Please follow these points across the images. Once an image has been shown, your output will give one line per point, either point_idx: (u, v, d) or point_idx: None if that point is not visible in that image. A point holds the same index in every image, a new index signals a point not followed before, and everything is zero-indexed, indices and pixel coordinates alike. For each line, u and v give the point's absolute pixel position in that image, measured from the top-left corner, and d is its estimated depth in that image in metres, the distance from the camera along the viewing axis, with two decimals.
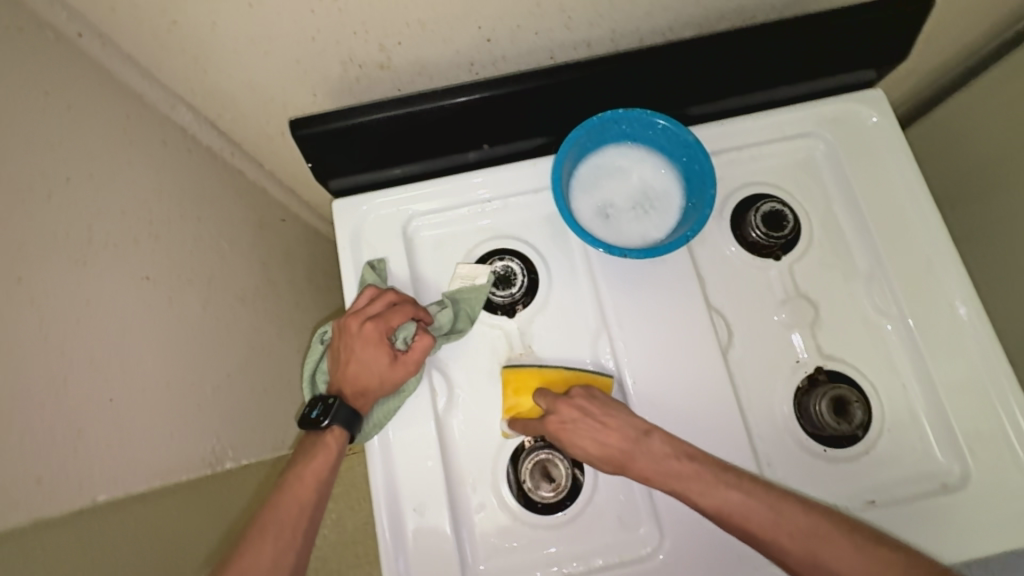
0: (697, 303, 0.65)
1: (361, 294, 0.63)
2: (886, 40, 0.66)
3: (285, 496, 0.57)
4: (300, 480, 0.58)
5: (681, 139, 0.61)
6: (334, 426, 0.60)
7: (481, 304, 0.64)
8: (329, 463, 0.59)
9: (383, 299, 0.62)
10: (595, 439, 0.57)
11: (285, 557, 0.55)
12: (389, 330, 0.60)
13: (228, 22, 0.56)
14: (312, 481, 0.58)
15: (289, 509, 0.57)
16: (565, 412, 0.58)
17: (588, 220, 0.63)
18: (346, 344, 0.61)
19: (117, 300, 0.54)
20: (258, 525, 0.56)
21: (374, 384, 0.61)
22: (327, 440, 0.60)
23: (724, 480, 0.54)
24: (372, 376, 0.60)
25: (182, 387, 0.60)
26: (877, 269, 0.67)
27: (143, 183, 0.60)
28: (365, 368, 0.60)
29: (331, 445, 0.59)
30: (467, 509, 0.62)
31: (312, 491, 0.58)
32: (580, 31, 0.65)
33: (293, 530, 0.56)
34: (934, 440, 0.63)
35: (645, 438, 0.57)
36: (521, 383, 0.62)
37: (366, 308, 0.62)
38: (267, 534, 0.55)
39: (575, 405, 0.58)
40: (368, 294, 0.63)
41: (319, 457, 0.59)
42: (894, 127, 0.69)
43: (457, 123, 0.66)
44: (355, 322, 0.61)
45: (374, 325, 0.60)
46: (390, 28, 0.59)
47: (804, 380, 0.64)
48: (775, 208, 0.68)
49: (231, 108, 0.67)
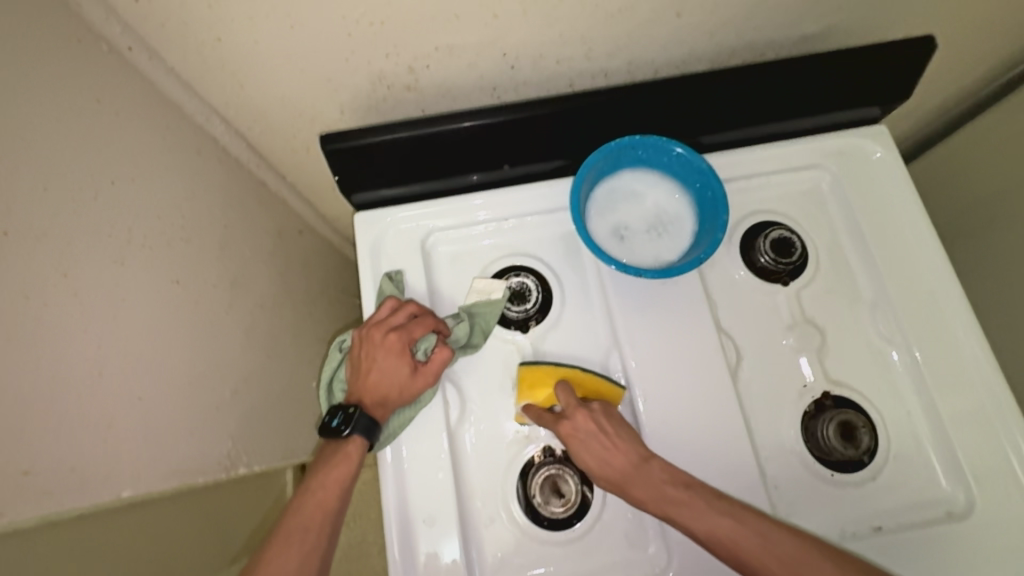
0: (706, 326, 0.66)
1: (382, 304, 0.64)
2: (889, 80, 0.70)
3: (308, 502, 0.58)
4: (322, 487, 0.59)
5: (696, 166, 0.64)
6: (354, 436, 0.60)
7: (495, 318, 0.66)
8: (349, 472, 0.60)
9: (404, 311, 0.63)
10: (607, 453, 0.57)
11: (309, 564, 0.55)
12: (411, 341, 0.62)
13: (272, 41, 0.58)
14: (335, 489, 0.59)
15: (313, 516, 0.57)
16: (582, 420, 0.58)
17: (604, 240, 0.65)
18: (366, 354, 0.62)
19: (149, 300, 0.55)
20: (283, 531, 0.56)
21: (393, 394, 0.61)
22: (348, 449, 0.60)
23: (719, 503, 0.54)
24: (392, 386, 0.61)
25: (203, 389, 0.61)
26: (882, 299, 0.68)
27: (177, 188, 0.61)
28: (386, 379, 0.61)
29: (352, 455, 0.60)
30: (477, 523, 0.62)
31: (334, 498, 0.58)
32: (599, 62, 0.69)
33: (317, 536, 0.57)
34: (940, 470, 0.63)
35: (647, 462, 0.57)
36: (538, 374, 0.63)
37: (388, 319, 0.63)
38: (293, 539, 0.56)
39: (593, 418, 0.58)
40: (389, 305, 0.64)
41: (340, 466, 0.59)
42: (896, 162, 0.72)
43: (479, 143, 0.68)
44: (377, 332, 0.62)
45: (397, 336, 0.61)
46: (421, 51, 0.62)
47: (812, 404, 0.65)
48: (783, 236, 0.70)
49: (263, 121, 0.70)
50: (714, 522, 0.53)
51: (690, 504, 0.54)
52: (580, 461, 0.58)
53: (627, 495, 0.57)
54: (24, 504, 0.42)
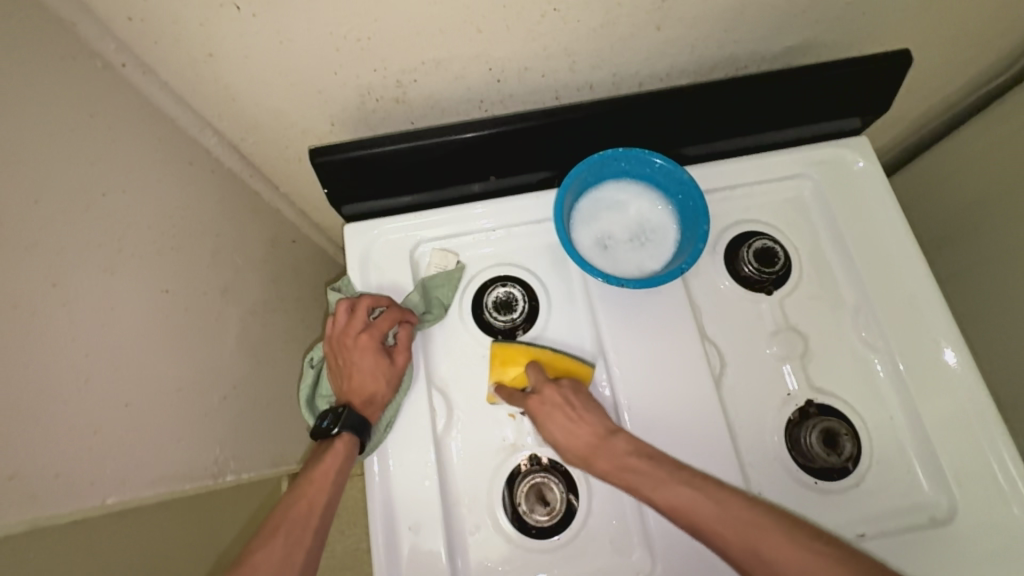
0: (690, 335, 0.67)
1: (337, 309, 0.65)
2: (868, 92, 0.71)
3: (295, 498, 0.59)
4: (310, 482, 0.59)
5: (677, 177, 0.65)
6: (343, 433, 0.61)
7: (450, 293, 0.69)
8: (338, 465, 0.60)
9: (363, 308, 0.65)
10: (574, 425, 0.60)
11: (295, 555, 0.55)
12: (381, 334, 0.63)
13: (262, 57, 0.60)
14: (323, 483, 0.59)
15: (300, 509, 0.58)
16: (550, 394, 0.61)
17: (588, 249, 0.66)
18: (345, 360, 0.64)
19: (139, 308, 0.56)
20: (270, 523, 0.57)
21: (378, 386, 0.63)
22: (337, 446, 0.60)
23: (679, 473, 0.56)
24: (374, 380, 0.63)
25: (192, 397, 0.62)
26: (864, 307, 0.69)
27: (168, 199, 0.63)
28: (368, 377, 0.63)
29: (341, 450, 0.60)
30: (462, 531, 0.63)
31: (323, 492, 0.59)
32: (584, 75, 0.70)
33: (303, 529, 0.57)
34: (923, 476, 0.64)
35: (612, 436, 0.59)
36: (512, 354, 0.65)
37: (351, 322, 0.64)
38: (278, 531, 0.56)
39: (561, 392, 0.61)
40: (345, 308, 0.65)
41: (328, 461, 0.60)
42: (877, 172, 0.73)
43: (466, 155, 0.70)
44: (349, 337, 0.64)
45: (367, 335, 0.63)
46: (408, 65, 0.64)
47: (795, 412, 0.66)
48: (766, 245, 0.71)
49: (255, 133, 0.71)
50: (676, 493, 0.55)
51: (653, 474, 0.56)
52: (549, 435, 0.60)
53: (595, 468, 0.59)
54: (10, 509, 0.43)
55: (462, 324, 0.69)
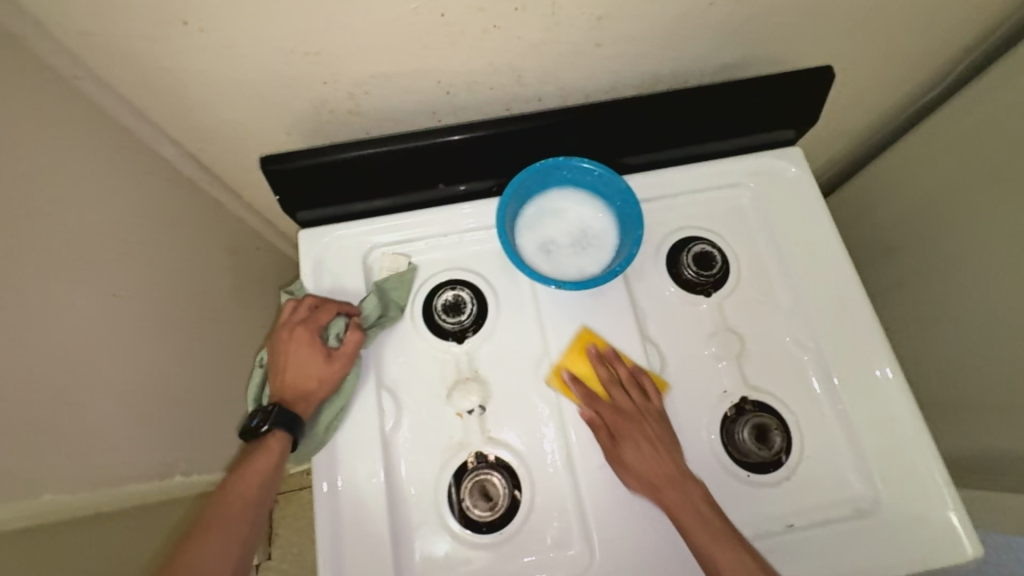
0: (630, 335, 0.70)
1: (282, 308, 0.69)
2: (797, 105, 0.76)
3: (229, 494, 0.60)
4: (242, 478, 0.60)
5: (615, 184, 0.68)
6: (275, 430, 0.63)
7: (405, 294, 0.72)
8: (272, 462, 0.62)
9: (305, 305, 0.68)
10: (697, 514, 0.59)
11: (230, 549, 0.57)
12: (317, 328, 0.66)
13: (214, 70, 0.63)
14: (256, 479, 0.61)
15: (233, 505, 0.59)
16: (636, 396, 0.66)
17: (531, 254, 0.69)
18: (281, 355, 0.66)
19: (87, 313, 0.58)
20: (203, 520, 0.57)
21: (314, 384, 0.65)
22: (269, 442, 0.62)
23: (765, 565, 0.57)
24: (310, 376, 0.65)
25: (140, 400, 0.63)
26: (798, 307, 0.73)
27: (122, 207, 0.65)
28: (303, 371, 0.65)
29: (273, 447, 0.62)
30: (408, 528, 0.64)
31: (254, 489, 0.60)
32: (531, 88, 0.74)
33: (237, 523, 0.58)
34: (851, 468, 0.67)
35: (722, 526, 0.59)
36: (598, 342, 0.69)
37: (291, 318, 0.67)
38: (212, 526, 0.57)
39: (652, 405, 0.66)
40: (288, 306, 0.69)
41: (261, 458, 0.61)
42: (808, 179, 0.77)
43: (416, 164, 0.73)
44: (287, 331, 0.66)
45: (304, 327, 0.66)
46: (359, 79, 0.66)
47: (732, 408, 0.69)
48: (704, 250, 0.75)
49: (212, 143, 0.73)
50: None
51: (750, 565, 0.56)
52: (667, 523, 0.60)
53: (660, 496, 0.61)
54: None
55: (414, 328, 0.71)
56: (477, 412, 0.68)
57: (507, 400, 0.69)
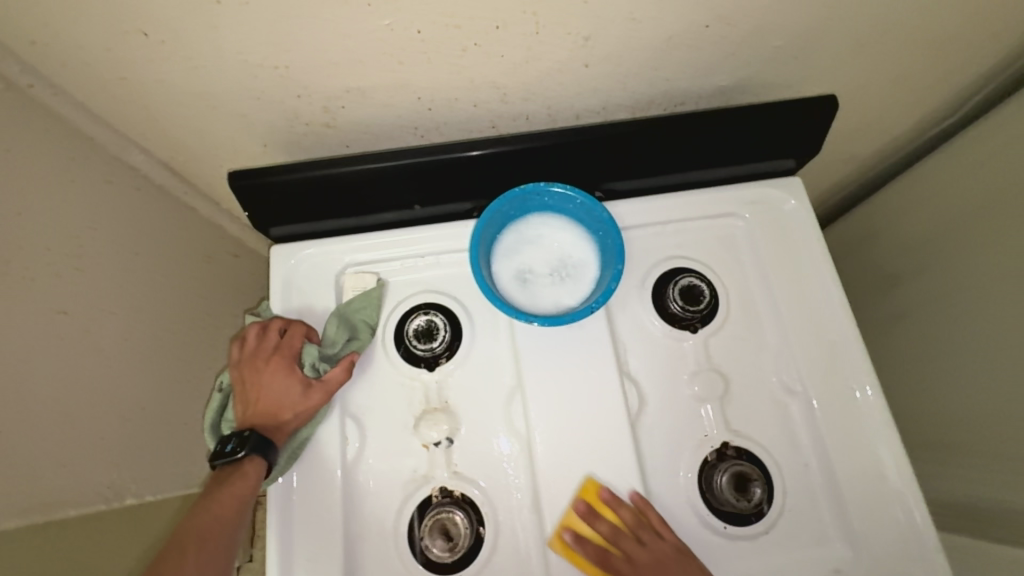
0: (608, 373, 0.66)
1: (247, 333, 0.66)
2: (796, 135, 0.72)
3: (205, 514, 0.56)
4: (218, 501, 0.57)
5: (598, 215, 0.65)
6: (251, 455, 0.60)
7: (376, 313, 0.68)
8: (250, 485, 0.59)
9: (272, 330, 0.66)
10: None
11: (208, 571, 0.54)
12: (291, 354, 0.64)
13: (175, 82, 0.60)
14: (234, 500, 0.57)
15: (209, 527, 0.55)
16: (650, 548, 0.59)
17: (507, 283, 0.66)
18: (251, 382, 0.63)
19: (23, 333, 0.56)
20: (178, 542, 0.54)
21: (286, 411, 0.63)
22: (245, 468, 0.59)
23: None
24: (282, 403, 0.62)
25: (83, 420, 0.62)
26: (787, 349, 0.69)
27: (75, 220, 0.63)
28: (275, 397, 0.62)
29: (251, 472, 0.59)
30: (363, 564, 0.62)
31: (233, 510, 0.57)
32: (517, 106, 0.70)
33: (214, 544, 0.55)
34: (831, 524, 0.63)
35: None
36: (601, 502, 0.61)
37: (259, 344, 0.65)
38: (189, 548, 0.54)
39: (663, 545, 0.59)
40: (255, 331, 0.66)
41: (238, 482, 0.58)
42: (808, 213, 0.73)
43: (390, 182, 0.70)
44: (257, 357, 0.64)
45: (277, 354, 0.64)
46: (331, 93, 0.63)
47: (712, 453, 0.66)
48: (691, 283, 0.72)
49: (185, 152, 0.71)
50: None
51: None
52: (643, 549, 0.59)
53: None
54: None
55: (384, 353, 0.69)
56: (444, 444, 0.65)
57: (475, 434, 0.66)
